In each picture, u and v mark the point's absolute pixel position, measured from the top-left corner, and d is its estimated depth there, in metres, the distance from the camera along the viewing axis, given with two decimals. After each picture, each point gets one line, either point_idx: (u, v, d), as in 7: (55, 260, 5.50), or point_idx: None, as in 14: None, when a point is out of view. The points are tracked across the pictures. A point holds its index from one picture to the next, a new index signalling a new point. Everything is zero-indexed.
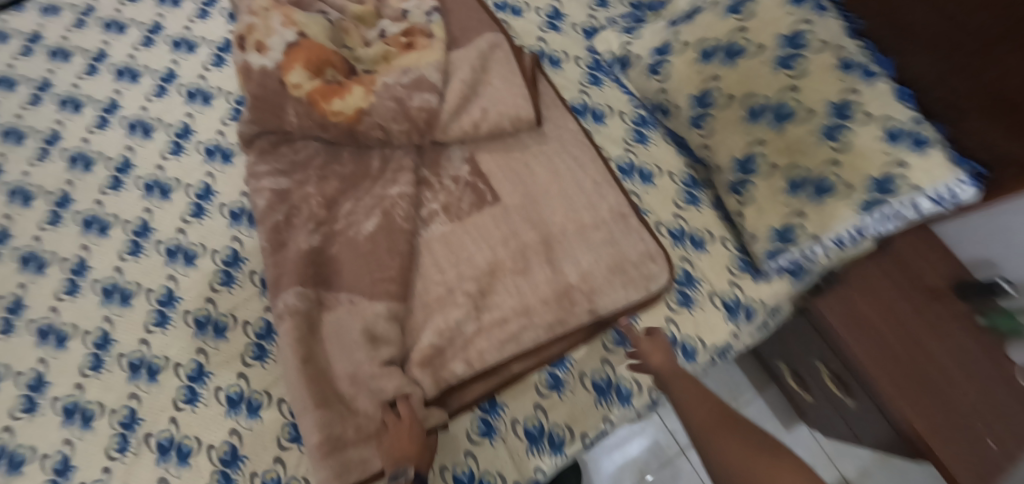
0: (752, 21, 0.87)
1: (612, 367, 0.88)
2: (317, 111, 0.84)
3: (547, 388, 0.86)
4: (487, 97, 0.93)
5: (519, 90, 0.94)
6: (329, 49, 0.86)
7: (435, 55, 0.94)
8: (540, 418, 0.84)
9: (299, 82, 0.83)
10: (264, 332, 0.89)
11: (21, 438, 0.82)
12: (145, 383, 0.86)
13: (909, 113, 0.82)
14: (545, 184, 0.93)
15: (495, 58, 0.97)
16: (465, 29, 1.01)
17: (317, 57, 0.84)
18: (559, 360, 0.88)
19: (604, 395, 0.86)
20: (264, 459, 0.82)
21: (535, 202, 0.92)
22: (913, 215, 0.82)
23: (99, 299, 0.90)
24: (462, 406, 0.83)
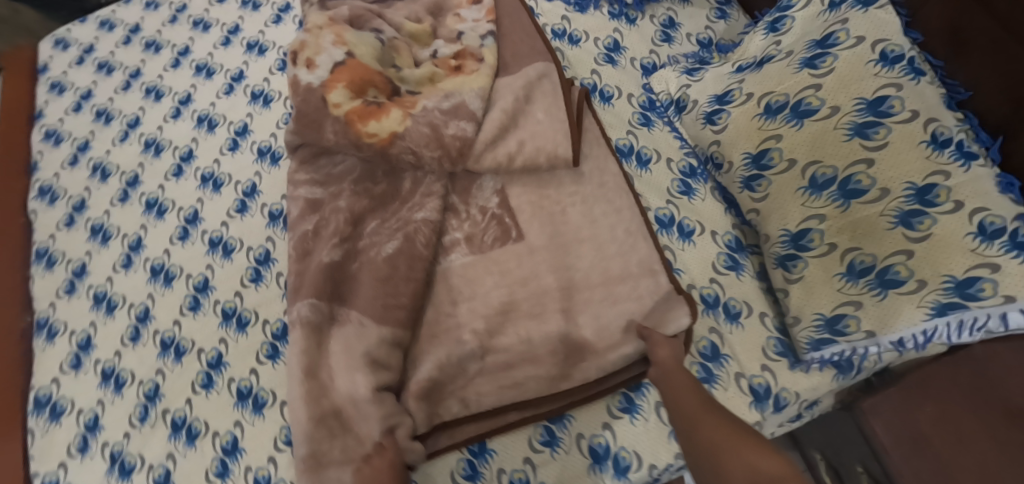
0: (830, 78, 0.76)
1: (614, 434, 0.81)
2: (353, 129, 0.84)
3: (540, 443, 0.81)
4: (526, 129, 0.90)
5: (560, 125, 0.90)
6: (373, 70, 0.89)
7: (481, 81, 0.94)
8: (528, 474, 0.79)
9: (339, 101, 0.85)
10: (281, 333, 0.91)
11: (64, 391, 0.91)
12: (172, 362, 0.91)
13: (1013, 207, 0.69)
14: (575, 229, 0.88)
15: (542, 88, 0.94)
16: (517, 56, 0.99)
17: (360, 77, 0.87)
18: (557, 416, 0.83)
19: (600, 462, 0.80)
20: (259, 455, 0.82)
21: (560, 246, 0.88)
22: (999, 329, 0.69)
23: (146, 277, 0.97)
24: (450, 445, 0.79)
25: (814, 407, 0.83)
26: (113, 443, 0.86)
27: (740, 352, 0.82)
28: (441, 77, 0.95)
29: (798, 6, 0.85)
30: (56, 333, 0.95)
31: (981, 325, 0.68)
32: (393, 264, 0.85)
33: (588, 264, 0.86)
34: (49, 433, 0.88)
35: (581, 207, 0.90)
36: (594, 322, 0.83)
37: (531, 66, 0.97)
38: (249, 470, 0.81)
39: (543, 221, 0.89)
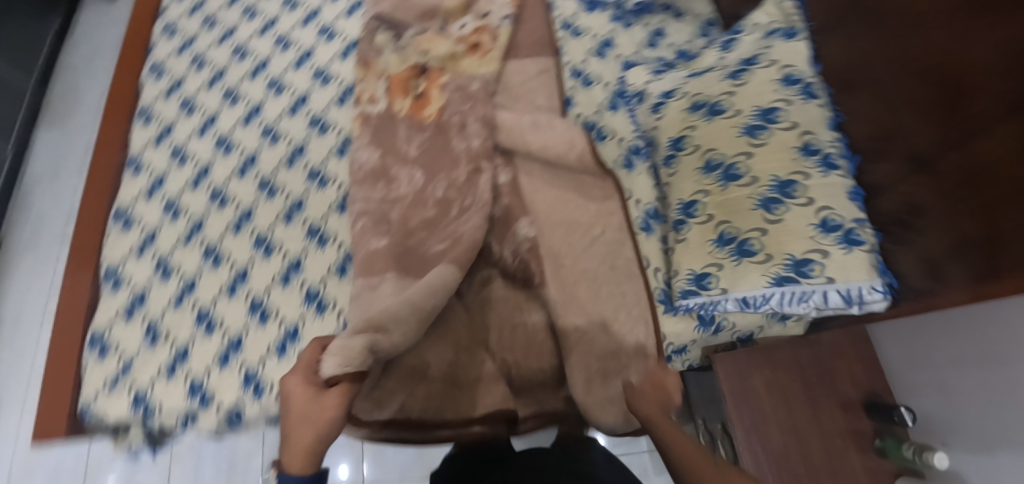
0: (742, 88, 0.95)
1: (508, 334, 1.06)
2: (417, 116, 1.17)
3: None
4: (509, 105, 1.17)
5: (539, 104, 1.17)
6: (405, 74, 1.22)
7: (493, 64, 1.21)
8: None
9: (400, 107, 1.19)
10: (297, 205, 1.21)
11: (137, 210, 1.27)
12: (216, 207, 1.24)
13: (854, 212, 0.86)
14: (530, 177, 1.11)
15: (539, 76, 1.21)
16: (528, 40, 1.25)
17: (401, 86, 1.20)
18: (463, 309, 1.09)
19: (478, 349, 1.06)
20: (260, 284, 1.14)
21: (513, 190, 1.09)
22: (822, 305, 0.87)
23: (212, 145, 1.31)
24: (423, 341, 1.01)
25: (681, 354, 1.04)
26: (162, 253, 1.22)
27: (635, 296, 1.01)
28: (463, 55, 1.22)
29: (746, 32, 1.03)
30: (141, 168, 1.32)
31: (808, 298, 0.87)
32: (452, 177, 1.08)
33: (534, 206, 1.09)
34: (123, 234, 1.25)
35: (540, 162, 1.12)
36: (522, 247, 1.06)
37: (535, 58, 1.22)
38: (251, 292, 1.14)
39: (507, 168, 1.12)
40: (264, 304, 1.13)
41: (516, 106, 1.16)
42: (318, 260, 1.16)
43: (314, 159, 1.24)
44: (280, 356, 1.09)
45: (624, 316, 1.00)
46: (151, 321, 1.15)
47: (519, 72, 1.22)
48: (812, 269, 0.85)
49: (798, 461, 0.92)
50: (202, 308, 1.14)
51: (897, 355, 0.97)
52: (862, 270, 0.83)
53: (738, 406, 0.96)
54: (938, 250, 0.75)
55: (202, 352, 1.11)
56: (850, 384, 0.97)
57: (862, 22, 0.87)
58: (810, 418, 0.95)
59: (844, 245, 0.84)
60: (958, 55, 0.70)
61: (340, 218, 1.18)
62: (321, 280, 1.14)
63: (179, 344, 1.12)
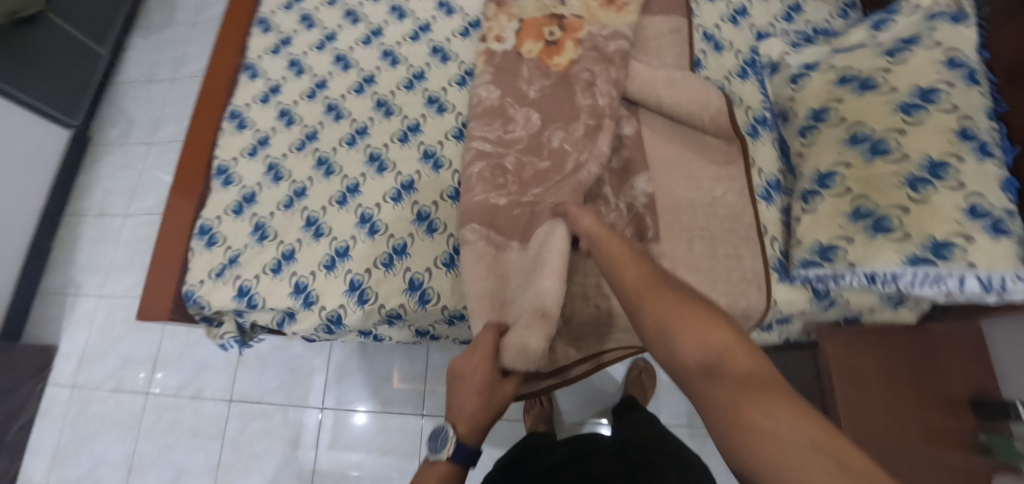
0: (900, 66, 0.95)
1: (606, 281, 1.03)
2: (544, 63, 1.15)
3: None
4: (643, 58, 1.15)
5: (671, 62, 1.15)
6: (541, 18, 1.19)
7: (630, 17, 1.17)
8: None
9: (529, 50, 1.17)
10: (413, 127, 1.20)
11: (251, 114, 1.28)
12: (330, 120, 1.24)
13: (1004, 202, 0.85)
14: (653, 133, 1.10)
15: (673, 35, 1.17)
16: None
17: (535, 30, 1.18)
18: None
19: None
20: (370, 199, 1.14)
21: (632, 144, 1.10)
22: (954, 290, 0.87)
23: (330, 60, 1.31)
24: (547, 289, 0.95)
25: (784, 324, 1.05)
26: (274, 157, 1.22)
27: (751, 261, 1.00)
28: (597, 9, 1.19)
29: (903, 12, 1.03)
30: (257, 75, 1.33)
31: (942, 281, 0.87)
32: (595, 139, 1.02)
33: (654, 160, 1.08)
34: (235, 135, 1.26)
35: (664, 119, 1.12)
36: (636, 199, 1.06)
37: (669, 16, 1.19)
38: (361, 205, 1.14)
39: (629, 123, 1.11)
40: (373, 220, 1.13)
41: (647, 61, 1.15)
42: (432, 182, 1.15)
43: (434, 85, 1.24)
44: (387, 269, 1.08)
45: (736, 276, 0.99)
46: (259, 220, 1.17)
47: (651, 28, 1.18)
48: (952, 252, 0.85)
49: (897, 446, 0.92)
50: (311, 214, 1.15)
51: (1015, 358, 0.95)
52: (1008, 259, 0.82)
53: (843, 386, 0.96)
54: None
55: (307, 256, 1.12)
56: (960, 382, 0.96)
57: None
58: (915, 408, 0.94)
59: (991, 233, 0.84)
60: None
61: (456, 146, 1.18)
62: (433, 202, 1.13)
63: (286, 246, 1.13)
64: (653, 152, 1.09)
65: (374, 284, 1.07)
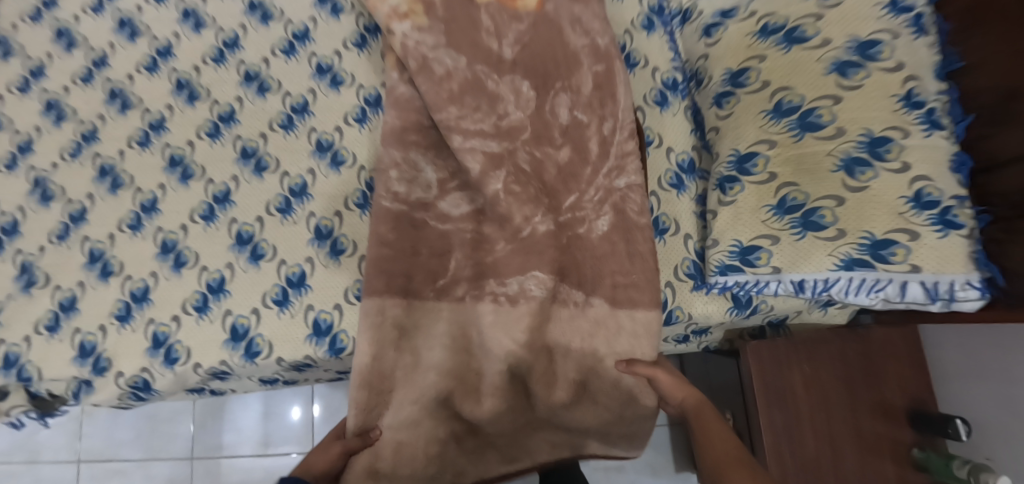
0: (833, 11, 0.74)
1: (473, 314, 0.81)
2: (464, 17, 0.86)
3: (355, 298, 0.82)
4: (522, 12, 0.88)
5: (561, 15, 0.88)
6: None
7: None
8: None
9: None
10: (226, 117, 0.91)
11: (6, 108, 0.94)
12: (115, 112, 0.92)
13: (957, 186, 0.67)
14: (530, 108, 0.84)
15: None
16: None
17: None
18: None
19: None
20: (173, 221, 0.87)
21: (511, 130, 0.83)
22: (895, 297, 0.70)
23: (112, 27, 0.96)
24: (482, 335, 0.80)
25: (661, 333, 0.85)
26: (39, 169, 0.91)
27: (642, 281, 0.79)
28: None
29: None
30: (12, 53, 0.97)
31: (881, 288, 0.70)
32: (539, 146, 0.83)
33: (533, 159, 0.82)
34: None
35: (560, 90, 0.85)
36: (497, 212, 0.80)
37: None
38: (160, 230, 0.86)
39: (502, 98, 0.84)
40: (178, 249, 0.86)
41: (528, 13, 0.88)
42: (254, 193, 0.87)
43: (252, 56, 0.93)
44: (201, 315, 0.83)
45: (613, 288, 0.81)
46: (25, 259, 0.87)
47: None
48: (894, 253, 0.68)
49: (828, 474, 0.80)
50: (94, 247, 0.87)
51: (956, 366, 0.81)
52: (956, 260, 0.66)
53: (769, 409, 0.81)
54: None
55: (95, 305, 0.85)
56: (898, 391, 0.83)
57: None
58: (845, 424, 0.81)
59: (940, 227, 0.67)
60: None
61: (284, 138, 0.89)
62: (257, 218, 0.86)
63: (64, 293, 0.85)
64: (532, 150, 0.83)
65: (184, 337, 0.82)
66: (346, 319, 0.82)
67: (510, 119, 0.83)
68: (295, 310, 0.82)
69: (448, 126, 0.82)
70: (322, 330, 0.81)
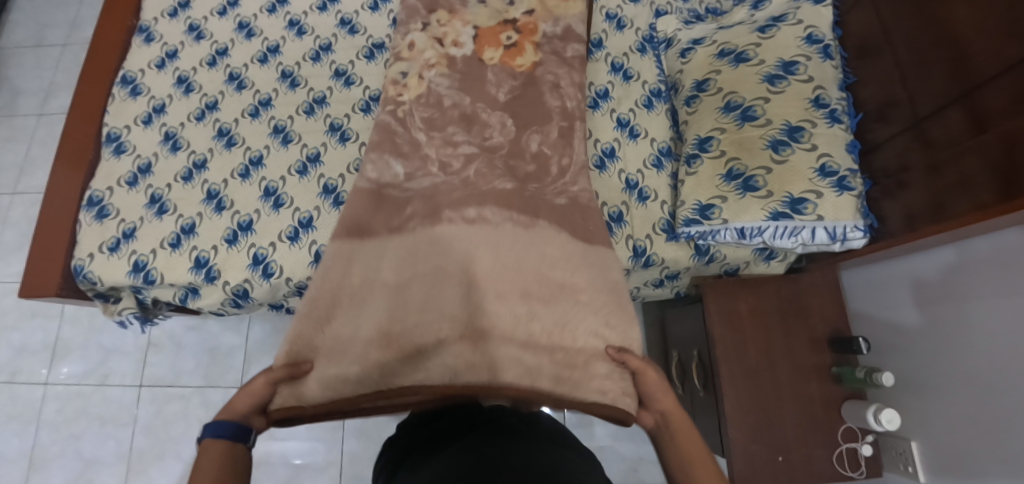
0: (768, 41, 1.05)
1: None
2: (508, 66, 1.17)
3: None
4: (548, 38, 1.20)
5: (576, 41, 1.20)
6: (497, 29, 1.20)
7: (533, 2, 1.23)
8: None
9: (491, 57, 1.18)
10: (319, 100, 1.20)
11: (145, 79, 1.22)
12: (232, 90, 1.21)
13: (850, 162, 0.97)
14: (548, 100, 1.15)
15: (579, 15, 1.22)
16: None
17: (494, 37, 1.19)
18: None
19: None
20: (275, 173, 1.14)
21: (534, 115, 1.13)
22: (809, 241, 0.97)
23: (233, 27, 1.27)
24: None
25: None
26: (170, 126, 1.19)
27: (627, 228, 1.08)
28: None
29: None
30: (152, 39, 1.26)
31: (798, 233, 0.98)
32: (560, 133, 1.11)
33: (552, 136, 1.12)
34: (128, 103, 1.20)
35: (573, 91, 1.15)
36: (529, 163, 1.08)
37: None
38: (264, 179, 1.14)
39: (530, 95, 1.15)
40: (277, 194, 1.13)
41: (551, 39, 1.20)
42: (338, 155, 1.16)
43: (341, 58, 1.24)
44: (292, 243, 1.09)
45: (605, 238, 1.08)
46: (155, 192, 1.14)
47: (559, 7, 1.23)
48: (806, 207, 0.96)
49: (765, 376, 1.05)
50: (211, 187, 1.14)
51: (862, 299, 1.11)
52: (849, 211, 0.94)
53: (721, 327, 1.08)
54: (914, 204, 0.88)
55: (208, 230, 1.10)
56: (821, 322, 1.09)
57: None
58: (779, 343, 1.08)
59: (837, 189, 0.95)
60: (980, 40, 0.79)
61: (364, 119, 1.19)
62: (340, 175, 1.14)
63: (185, 220, 1.11)
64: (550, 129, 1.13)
65: (278, 257, 1.08)
66: None
67: (535, 111, 1.13)
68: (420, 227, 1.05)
69: (487, 114, 1.13)
70: None
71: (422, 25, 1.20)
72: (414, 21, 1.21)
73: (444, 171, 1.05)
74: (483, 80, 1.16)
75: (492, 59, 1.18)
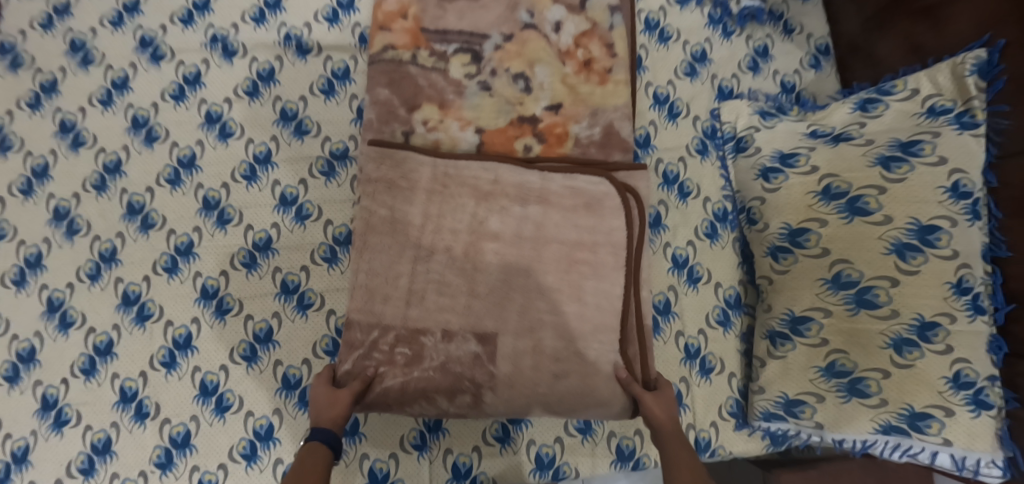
0: (897, 185, 0.75)
1: (516, 453, 0.83)
2: None
3: (410, 445, 0.82)
4: (578, 147, 0.87)
5: (616, 150, 0.87)
6: (508, 136, 0.86)
7: (554, 91, 0.88)
8: (473, 460, 0.83)
9: None
10: (263, 244, 0.85)
11: (7, 214, 0.84)
12: (135, 231, 0.85)
13: (993, 369, 0.71)
14: (593, 230, 0.79)
15: (620, 110, 0.88)
16: (610, 48, 0.89)
17: (503, 151, 0.86)
18: (422, 443, 0.82)
19: (458, 479, 0.82)
20: (212, 360, 0.82)
21: (565, 263, 0.77)
22: (924, 460, 0.76)
23: (126, 126, 0.88)
24: (515, 473, 0.83)
25: None
26: (54, 289, 0.83)
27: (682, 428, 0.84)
28: (574, 80, 0.88)
29: (898, 96, 0.82)
30: (8, 146, 0.86)
31: (913, 452, 0.76)
32: None
33: (597, 290, 0.77)
34: None
35: None
36: (562, 352, 0.75)
37: (613, 81, 0.89)
38: (199, 371, 0.82)
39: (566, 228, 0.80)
40: (220, 390, 0.82)
41: (582, 148, 0.87)
42: (296, 332, 0.84)
43: (288, 176, 0.87)
44: (250, 464, 0.80)
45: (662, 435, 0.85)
46: (47, 392, 0.81)
47: (592, 99, 0.88)
48: (930, 426, 0.73)
49: None
50: (125, 385, 0.81)
51: None
52: (986, 440, 0.71)
53: None
54: None
55: (131, 450, 0.80)
56: None
57: None
58: None
59: (973, 408, 0.70)
60: None
61: (329, 273, 0.86)
62: (304, 361, 0.83)
63: (97, 434, 0.80)
64: (593, 282, 0.78)
65: None
66: (403, 468, 0.81)
67: None
68: (432, 453, 0.82)
69: None
70: (379, 479, 0.81)
71: (401, 135, 0.84)
72: (389, 127, 0.84)
73: (445, 341, 0.74)
74: (496, 212, 0.79)
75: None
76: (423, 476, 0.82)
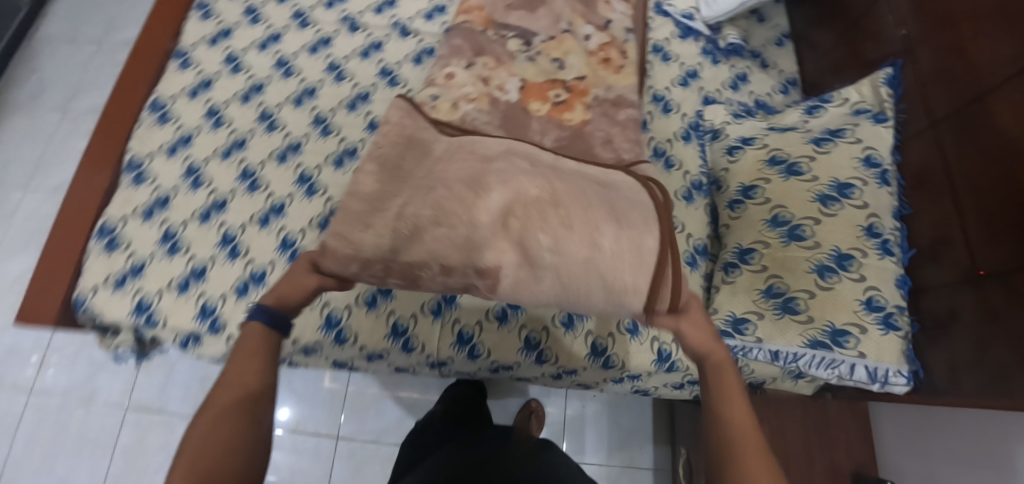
0: (823, 156, 1.00)
1: (511, 334, 1.03)
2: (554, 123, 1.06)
3: (428, 310, 1.03)
4: None
5: None
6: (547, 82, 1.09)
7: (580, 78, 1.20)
8: (475, 331, 1.03)
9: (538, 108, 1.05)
10: (350, 152, 1.16)
11: (175, 107, 1.18)
12: (262, 130, 1.17)
13: (897, 298, 0.91)
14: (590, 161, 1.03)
15: None
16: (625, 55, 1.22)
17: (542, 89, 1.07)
18: (437, 309, 1.04)
19: (461, 344, 1.02)
20: (296, 224, 1.09)
21: None
22: (846, 375, 0.92)
23: (272, 63, 1.23)
24: (507, 349, 1.02)
25: (637, 379, 1.08)
26: (195, 159, 1.14)
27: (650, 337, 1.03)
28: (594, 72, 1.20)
29: (834, 103, 1.09)
30: (189, 64, 1.22)
31: (836, 366, 0.92)
32: None
33: None
34: (154, 129, 1.16)
35: None
36: None
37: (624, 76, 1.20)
38: (284, 230, 1.08)
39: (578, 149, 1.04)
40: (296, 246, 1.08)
41: None
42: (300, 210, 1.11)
43: (377, 109, 1.20)
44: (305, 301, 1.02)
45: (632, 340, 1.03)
46: (170, 228, 1.08)
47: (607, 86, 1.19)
48: (847, 341, 0.90)
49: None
50: (228, 231, 1.08)
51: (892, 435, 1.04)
52: (892, 354, 0.88)
53: None
54: (962, 355, 0.83)
55: (219, 277, 1.04)
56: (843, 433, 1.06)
57: (957, 134, 0.89)
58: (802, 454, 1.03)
59: (882, 327, 0.89)
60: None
61: None
62: None
63: (197, 263, 1.05)
64: None
65: None
66: (419, 327, 1.02)
67: None
68: (445, 319, 1.03)
69: None
70: (399, 330, 1.02)
71: None
72: None
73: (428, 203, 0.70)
74: None
75: (539, 111, 1.05)
76: (434, 336, 1.02)
